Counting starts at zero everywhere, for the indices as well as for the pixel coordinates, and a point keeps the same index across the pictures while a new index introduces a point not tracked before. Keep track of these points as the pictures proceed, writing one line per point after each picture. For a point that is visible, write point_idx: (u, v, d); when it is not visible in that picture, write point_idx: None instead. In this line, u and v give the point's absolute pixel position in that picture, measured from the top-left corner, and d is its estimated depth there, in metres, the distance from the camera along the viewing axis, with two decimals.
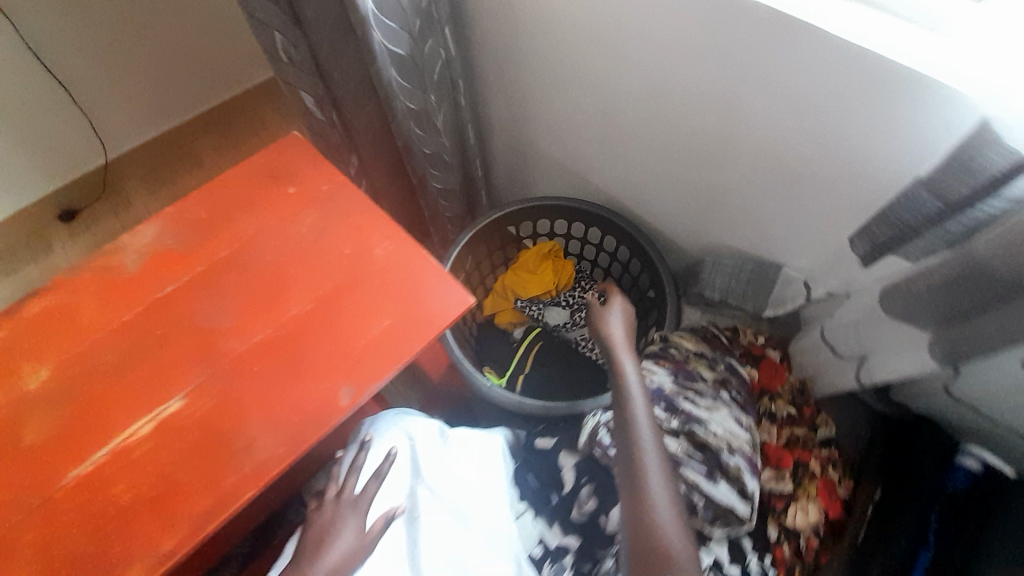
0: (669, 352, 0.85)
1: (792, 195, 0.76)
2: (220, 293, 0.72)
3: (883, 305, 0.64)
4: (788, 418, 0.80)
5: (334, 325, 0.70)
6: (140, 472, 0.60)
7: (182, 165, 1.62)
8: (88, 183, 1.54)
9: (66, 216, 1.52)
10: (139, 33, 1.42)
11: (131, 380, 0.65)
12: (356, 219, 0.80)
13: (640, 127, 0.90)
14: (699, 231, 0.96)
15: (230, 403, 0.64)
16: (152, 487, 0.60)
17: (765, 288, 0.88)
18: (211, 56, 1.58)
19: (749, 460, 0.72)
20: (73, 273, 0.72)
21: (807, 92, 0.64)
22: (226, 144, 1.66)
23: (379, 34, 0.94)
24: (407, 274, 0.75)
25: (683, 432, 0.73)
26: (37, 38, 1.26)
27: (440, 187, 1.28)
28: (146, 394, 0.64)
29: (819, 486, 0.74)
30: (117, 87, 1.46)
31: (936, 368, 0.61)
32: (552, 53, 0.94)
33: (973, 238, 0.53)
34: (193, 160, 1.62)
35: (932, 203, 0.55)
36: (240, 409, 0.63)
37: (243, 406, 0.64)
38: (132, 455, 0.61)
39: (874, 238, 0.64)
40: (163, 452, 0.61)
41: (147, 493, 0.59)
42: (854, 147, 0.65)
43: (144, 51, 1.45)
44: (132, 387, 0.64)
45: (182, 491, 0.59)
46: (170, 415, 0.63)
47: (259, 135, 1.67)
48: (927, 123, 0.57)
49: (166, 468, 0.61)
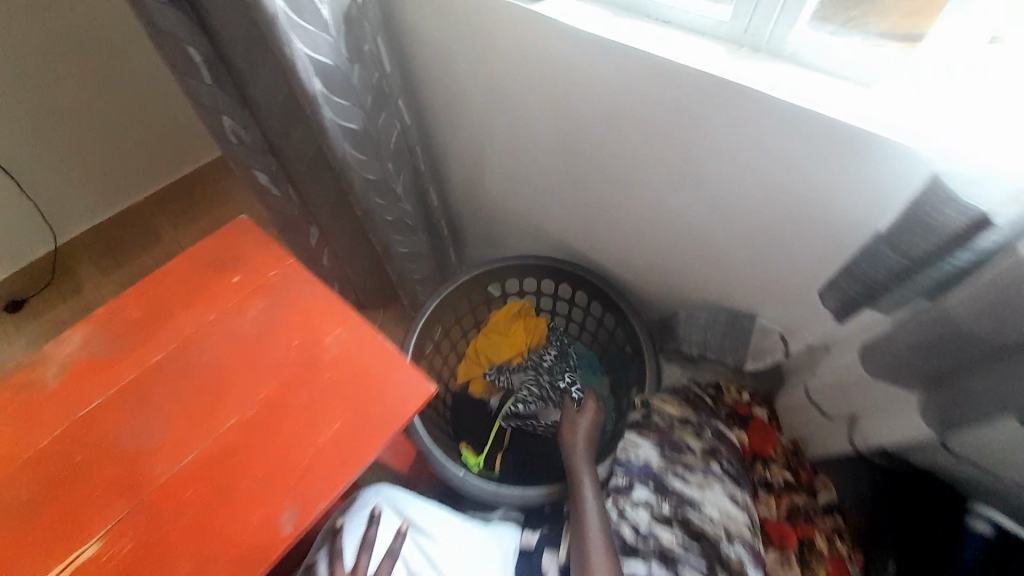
0: (652, 420, 0.78)
1: (755, 245, 0.73)
2: (150, 407, 0.67)
3: (864, 363, 0.58)
4: (785, 485, 0.73)
5: (278, 433, 0.64)
6: None
7: (137, 242, 1.62)
8: (37, 269, 1.53)
9: (13, 306, 1.50)
10: (89, 122, 1.42)
11: (45, 521, 0.61)
12: (302, 305, 0.75)
13: (596, 185, 0.88)
14: (668, 282, 0.93)
15: (154, 543, 0.59)
16: None
17: (742, 340, 0.84)
18: (164, 135, 1.59)
19: (750, 547, 0.65)
20: None
21: (753, 145, 0.63)
22: (187, 220, 1.67)
23: (330, 111, 0.92)
24: (359, 363, 0.70)
25: (676, 519, 0.66)
26: None
27: (405, 251, 1.26)
28: (62, 537, 0.59)
29: (829, 566, 0.67)
30: (70, 175, 1.46)
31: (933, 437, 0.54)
32: (505, 116, 0.93)
33: (946, 295, 0.48)
34: (149, 237, 1.63)
35: (895, 260, 0.51)
36: (165, 551, 0.58)
37: (170, 546, 0.58)
38: None
39: (844, 293, 0.59)
40: None
41: None
42: (808, 196, 0.63)
43: (95, 138, 1.46)
44: (45, 530, 0.60)
45: None
46: (85, 562, 0.58)
47: (219, 207, 1.69)
48: (878, 172, 0.55)
49: None
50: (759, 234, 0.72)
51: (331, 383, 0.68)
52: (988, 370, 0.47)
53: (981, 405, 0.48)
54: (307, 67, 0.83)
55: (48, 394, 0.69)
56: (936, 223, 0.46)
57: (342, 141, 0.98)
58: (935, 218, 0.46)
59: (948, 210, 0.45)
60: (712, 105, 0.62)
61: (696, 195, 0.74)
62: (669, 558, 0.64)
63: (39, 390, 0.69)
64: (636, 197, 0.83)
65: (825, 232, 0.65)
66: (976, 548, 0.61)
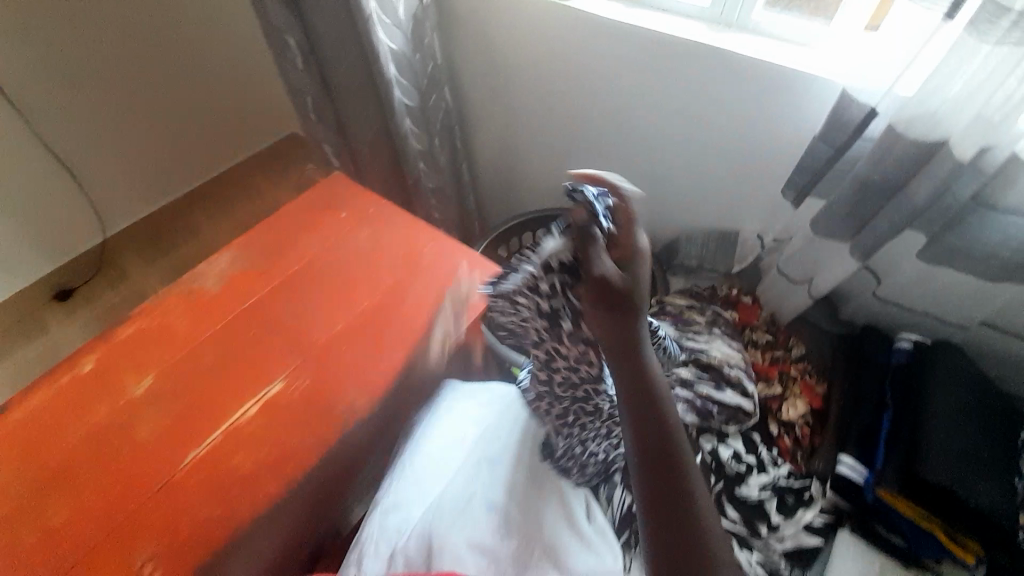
0: (667, 310, 1.03)
1: (733, 169, 1.01)
2: (299, 298, 0.87)
3: (814, 229, 0.85)
4: (767, 343, 0.98)
5: (401, 310, 0.86)
6: (255, 443, 0.71)
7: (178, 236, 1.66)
8: (85, 261, 1.56)
9: (61, 297, 1.50)
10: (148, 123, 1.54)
11: (231, 375, 0.78)
12: (399, 230, 0.98)
13: (611, 140, 1.13)
14: (670, 217, 1.18)
15: (323, 379, 0.78)
16: (268, 452, 0.71)
17: (728, 249, 1.11)
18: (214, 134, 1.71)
19: (745, 371, 0.88)
20: (160, 299, 0.87)
21: (729, 91, 0.90)
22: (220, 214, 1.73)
23: (398, 92, 1.15)
24: (452, 263, 0.92)
25: (690, 360, 0.87)
26: (60, 137, 1.38)
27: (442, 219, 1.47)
28: (248, 382, 0.77)
29: (802, 387, 0.91)
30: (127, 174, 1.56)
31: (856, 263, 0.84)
32: (536, 93, 1.17)
33: (856, 166, 0.76)
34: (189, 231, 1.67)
35: (826, 148, 0.79)
36: (336, 382, 0.78)
37: (338, 379, 0.78)
38: (243, 432, 0.73)
39: (797, 185, 0.87)
40: (270, 425, 0.73)
41: (264, 458, 0.70)
42: (767, 124, 0.91)
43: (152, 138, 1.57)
44: (232, 380, 0.77)
45: (292, 452, 0.71)
46: (274, 395, 0.76)
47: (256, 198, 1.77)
48: (810, 99, 0.84)
49: (276, 437, 0.72)
50: (734, 160, 0.99)
51: (436, 276, 0.91)
52: (885, 208, 0.74)
53: (883, 232, 0.76)
54: (386, 55, 1.08)
55: (210, 295, 0.88)
56: (847, 117, 0.74)
57: (403, 118, 1.20)
58: (846, 114, 0.74)
59: (852, 107, 0.73)
60: (701, 64, 0.90)
61: (687, 136, 1.01)
62: (688, 383, 0.83)
63: (204, 293, 0.88)
64: (643, 146, 1.09)
65: (780, 150, 0.93)
66: (901, 356, 0.88)
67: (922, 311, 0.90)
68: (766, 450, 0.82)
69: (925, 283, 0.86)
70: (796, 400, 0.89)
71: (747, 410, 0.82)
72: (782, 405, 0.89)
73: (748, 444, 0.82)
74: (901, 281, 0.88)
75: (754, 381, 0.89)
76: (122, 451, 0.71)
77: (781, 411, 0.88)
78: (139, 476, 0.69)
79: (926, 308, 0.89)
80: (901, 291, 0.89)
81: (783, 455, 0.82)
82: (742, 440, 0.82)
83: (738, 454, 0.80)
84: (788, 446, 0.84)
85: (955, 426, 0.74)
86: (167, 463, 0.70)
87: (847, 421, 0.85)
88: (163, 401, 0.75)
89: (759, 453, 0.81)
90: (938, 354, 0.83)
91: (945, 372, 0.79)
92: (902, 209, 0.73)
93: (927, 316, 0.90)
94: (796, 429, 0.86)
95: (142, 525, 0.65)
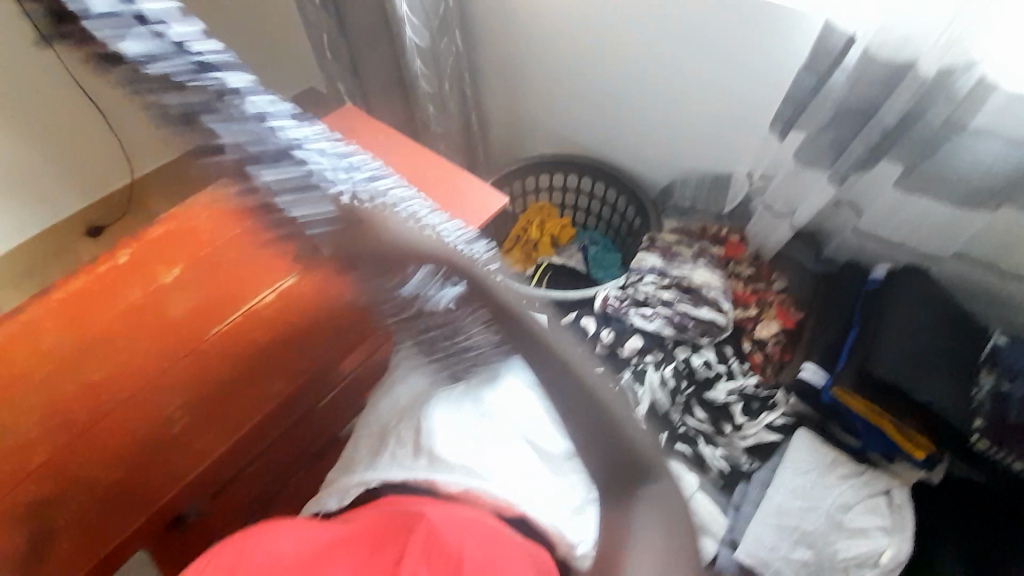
0: (656, 245, 1.05)
1: (729, 106, 1.04)
2: None
3: (797, 158, 0.89)
4: (749, 275, 1.02)
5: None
6: (274, 326, 0.80)
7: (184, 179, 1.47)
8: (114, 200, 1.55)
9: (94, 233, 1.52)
10: None
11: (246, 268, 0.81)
12: (404, 152, 0.97)
13: (614, 81, 1.16)
14: (669, 161, 1.21)
15: None
16: (284, 334, 0.80)
17: (722, 190, 1.14)
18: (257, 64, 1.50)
19: (724, 294, 0.97)
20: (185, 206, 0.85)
21: (725, 25, 0.94)
22: None
23: (410, 31, 1.17)
24: (454, 185, 0.94)
25: (673, 284, 0.98)
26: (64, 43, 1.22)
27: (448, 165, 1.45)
28: (260, 274, 0.80)
29: (776, 310, 0.99)
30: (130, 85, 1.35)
31: (835, 190, 0.88)
32: (542, 35, 1.20)
33: (835, 91, 0.80)
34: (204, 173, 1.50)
35: (810, 77, 0.82)
36: None
37: None
38: (264, 315, 0.80)
39: (783, 117, 0.88)
40: (289, 311, 0.80)
41: (278, 337, 0.80)
42: (759, 60, 0.96)
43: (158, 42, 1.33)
44: (246, 273, 0.81)
45: (308, 333, 0.81)
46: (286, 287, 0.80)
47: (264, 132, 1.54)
48: (798, 33, 0.89)
49: (293, 322, 0.80)
50: (729, 96, 1.03)
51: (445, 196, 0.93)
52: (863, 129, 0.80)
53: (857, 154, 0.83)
54: None
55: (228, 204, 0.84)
56: (830, 42, 0.78)
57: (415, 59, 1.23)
58: (829, 39, 0.78)
59: (836, 32, 0.77)
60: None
61: (683, 73, 1.05)
62: (668, 302, 0.96)
63: None
64: (642, 87, 1.12)
65: (772, 86, 0.98)
66: (873, 284, 0.92)
67: (898, 242, 0.94)
68: (737, 363, 0.94)
69: (901, 213, 0.90)
70: (770, 322, 0.97)
71: (719, 324, 0.93)
72: (757, 325, 0.97)
73: (720, 354, 0.94)
74: (879, 213, 0.92)
75: (731, 305, 0.97)
76: (155, 321, 0.77)
77: (755, 331, 0.97)
78: (169, 347, 0.76)
79: (901, 238, 0.93)
80: (879, 223, 0.94)
81: (752, 368, 0.94)
82: (714, 351, 0.94)
83: (708, 362, 0.93)
84: (758, 361, 0.94)
85: (905, 342, 0.81)
86: (194, 336, 0.77)
87: (814, 345, 0.91)
88: (189, 288, 0.80)
89: (729, 362, 0.94)
90: (903, 281, 0.88)
91: (901, 297, 0.86)
92: (876, 130, 0.79)
93: (903, 247, 0.94)
94: (767, 347, 0.95)
95: (173, 390, 0.74)
